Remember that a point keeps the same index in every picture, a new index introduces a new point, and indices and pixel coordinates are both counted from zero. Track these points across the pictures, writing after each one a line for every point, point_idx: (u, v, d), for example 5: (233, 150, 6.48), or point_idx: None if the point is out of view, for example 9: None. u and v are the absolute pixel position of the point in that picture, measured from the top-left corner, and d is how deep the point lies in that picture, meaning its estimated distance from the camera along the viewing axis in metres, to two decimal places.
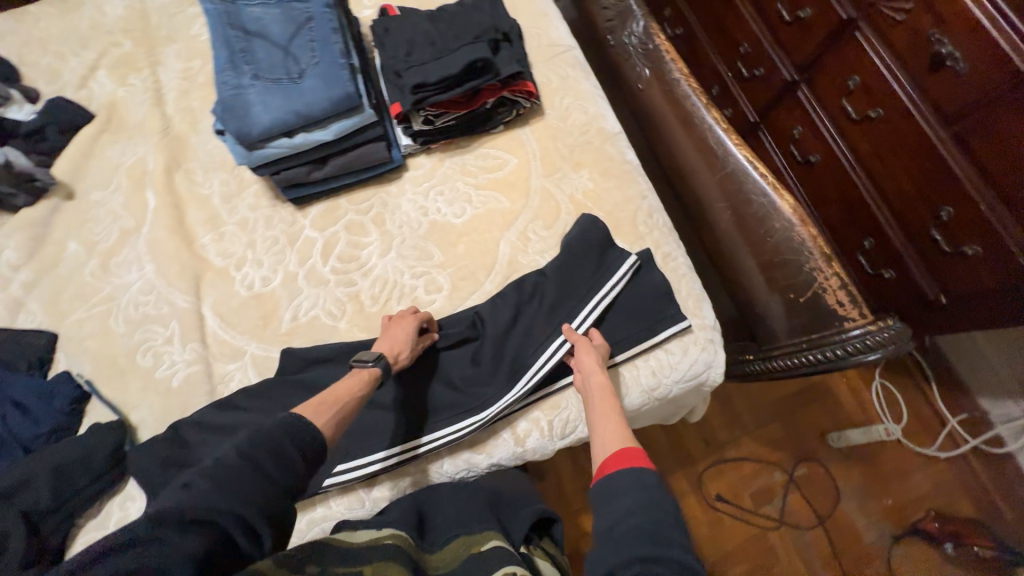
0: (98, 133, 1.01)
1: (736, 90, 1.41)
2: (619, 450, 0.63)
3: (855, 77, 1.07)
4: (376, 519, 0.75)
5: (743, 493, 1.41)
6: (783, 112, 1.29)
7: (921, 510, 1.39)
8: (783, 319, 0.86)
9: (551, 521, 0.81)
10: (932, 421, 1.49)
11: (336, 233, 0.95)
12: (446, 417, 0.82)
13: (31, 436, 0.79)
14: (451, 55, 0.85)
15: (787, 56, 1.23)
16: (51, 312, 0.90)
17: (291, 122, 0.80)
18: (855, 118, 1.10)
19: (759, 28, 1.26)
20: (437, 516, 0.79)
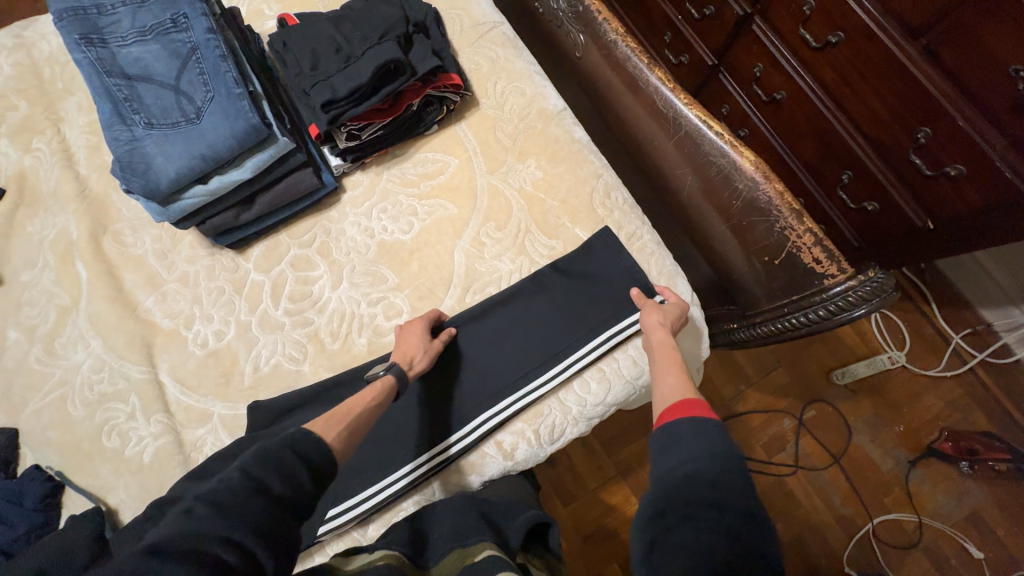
0: (12, 208, 0.94)
1: (689, 33, 1.31)
2: (680, 402, 0.60)
3: (810, 0, 0.98)
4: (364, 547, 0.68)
5: (755, 444, 1.40)
6: (740, 50, 1.19)
7: (935, 431, 1.38)
8: (760, 283, 0.81)
9: (549, 526, 0.72)
10: (936, 340, 1.45)
11: (282, 273, 0.89)
12: (426, 444, 0.78)
13: (8, 541, 0.77)
14: (359, 60, 0.77)
15: None
16: (6, 408, 0.86)
17: (200, 168, 0.73)
18: (815, 46, 1.01)
19: None
20: (430, 534, 0.71)
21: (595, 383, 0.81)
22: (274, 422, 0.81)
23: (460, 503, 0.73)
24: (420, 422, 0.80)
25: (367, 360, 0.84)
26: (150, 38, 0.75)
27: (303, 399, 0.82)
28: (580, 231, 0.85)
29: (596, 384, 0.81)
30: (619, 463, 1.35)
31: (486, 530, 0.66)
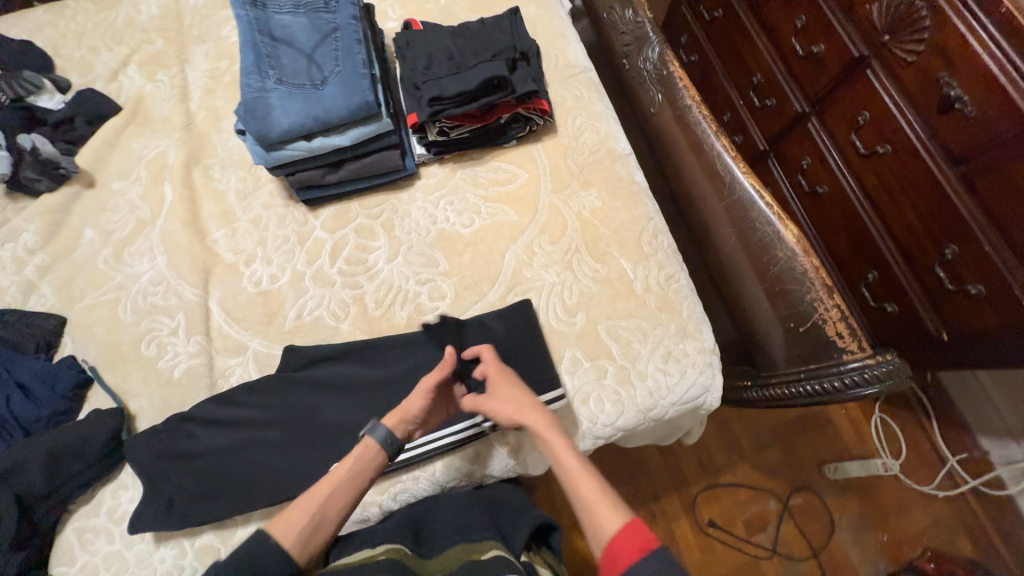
0: (123, 125, 1.03)
1: (747, 117, 1.43)
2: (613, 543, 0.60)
3: (865, 113, 1.09)
4: (365, 538, 0.73)
5: (736, 519, 1.40)
6: (792, 142, 1.31)
7: (917, 547, 1.37)
8: (782, 347, 0.87)
9: (552, 529, 0.77)
10: (932, 458, 1.46)
11: (345, 236, 0.96)
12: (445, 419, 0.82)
13: (31, 419, 0.81)
14: (470, 70, 0.88)
15: (798, 87, 1.25)
16: (63, 297, 0.92)
17: (309, 127, 0.82)
18: (863, 153, 1.11)
19: (773, 60, 1.29)
20: (431, 525, 0.76)
21: (610, 404, 0.84)
22: (307, 368, 0.86)
23: (465, 501, 0.79)
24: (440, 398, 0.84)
25: (403, 333, 0.89)
26: (301, 12, 0.87)
27: (335, 354, 0.87)
28: (624, 262, 0.91)
29: (610, 405, 0.84)
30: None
31: (489, 528, 0.72)
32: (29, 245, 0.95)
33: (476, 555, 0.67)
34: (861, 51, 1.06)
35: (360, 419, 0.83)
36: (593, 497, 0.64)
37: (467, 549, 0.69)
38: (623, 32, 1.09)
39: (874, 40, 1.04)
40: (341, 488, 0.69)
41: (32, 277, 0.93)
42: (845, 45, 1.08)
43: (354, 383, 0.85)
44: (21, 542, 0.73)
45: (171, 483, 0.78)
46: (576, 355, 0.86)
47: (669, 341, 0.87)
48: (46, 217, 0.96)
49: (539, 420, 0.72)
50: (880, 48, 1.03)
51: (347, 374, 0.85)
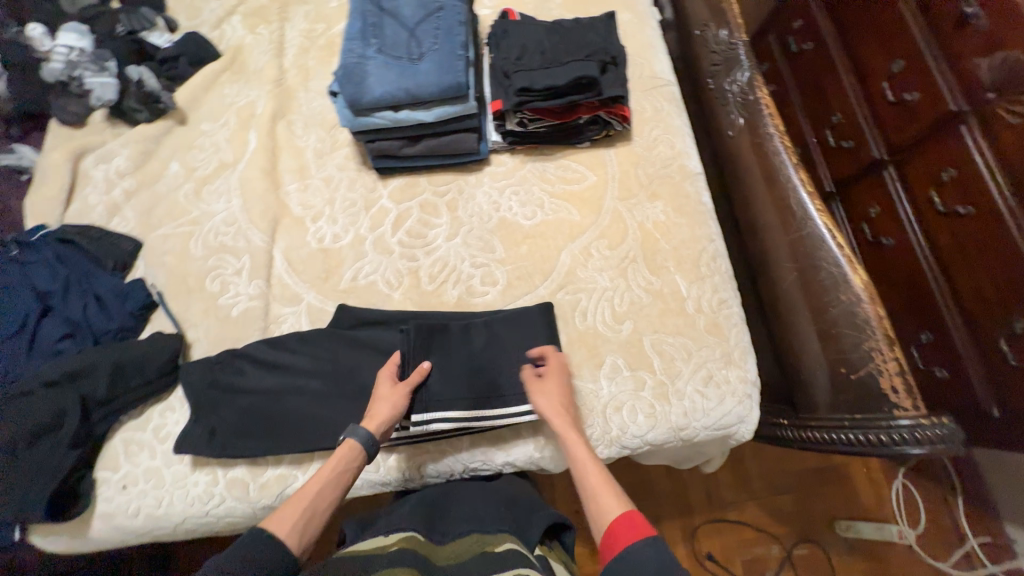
0: (220, 71, 1.09)
1: (818, 157, 1.41)
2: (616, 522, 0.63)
3: (951, 170, 1.05)
4: (378, 528, 0.74)
5: (735, 558, 1.38)
6: (864, 188, 1.27)
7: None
8: (826, 391, 0.85)
9: (564, 529, 0.80)
10: (950, 534, 1.40)
11: (409, 209, 0.99)
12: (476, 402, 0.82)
13: (102, 330, 0.85)
14: (562, 66, 0.89)
15: (880, 133, 1.22)
16: (142, 222, 0.98)
17: (399, 98, 0.85)
18: (941, 211, 1.07)
19: (858, 103, 1.26)
20: (447, 516, 0.77)
21: (643, 416, 0.84)
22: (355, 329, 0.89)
23: (486, 492, 0.83)
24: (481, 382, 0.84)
25: (452, 311, 0.91)
26: None
27: (384, 320, 0.89)
28: (680, 279, 0.91)
29: (643, 418, 0.84)
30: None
31: (507, 523, 0.74)
32: (120, 169, 1.01)
33: (491, 547, 0.67)
34: (959, 106, 1.02)
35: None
36: (594, 485, 0.68)
37: (480, 542, 0.70)
38: (713, 51, 1.08)
39: (976, 97, 0.99)
40: (328, 484, 0.70)
41: (118, 199, 0.99)
42: (942, 97, 1.05)
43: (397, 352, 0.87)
44: (77, 441, 0.78)
45: (216, 413, 0.83)
46: (617, 362, 0.86)
47: (713, 365, 0.86)
48: (139, 146, 1.02)
49: (553, 418, 0.75)
50: (982, 106, 0.98)
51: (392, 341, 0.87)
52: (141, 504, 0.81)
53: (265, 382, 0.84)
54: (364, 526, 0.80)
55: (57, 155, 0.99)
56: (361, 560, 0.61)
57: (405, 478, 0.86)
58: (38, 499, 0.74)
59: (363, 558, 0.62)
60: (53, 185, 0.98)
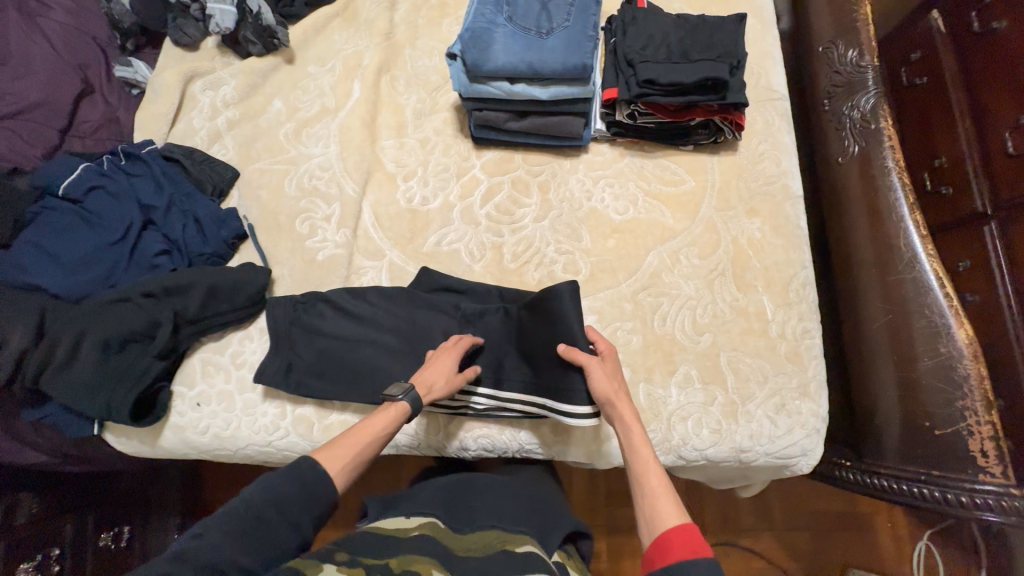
0: (333, 16, 1.09)
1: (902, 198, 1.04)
2: (677, 528, 0.59)
3: None
4: (404, 508, 0.76)
5: None
6: (945, 241, 0.94)
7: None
8: (897, 440, 0.85)
9: (581, 536, 0.83)
10: None
11: (500, 183, 0.98)
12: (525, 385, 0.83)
13: (196, 252, 0.88)
14: (691, 63, 0.86)
15: (987, 169, 0.89)
16: (242, 153, 0.99)
17: (521, 71, 0.83)
18: None
19: (963, 124, 0.93)
20: (469, 507, 0.77)
21: (708, 431, 0.83)
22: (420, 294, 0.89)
23: (509, 488, 0.84)
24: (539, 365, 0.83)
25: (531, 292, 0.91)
26: None
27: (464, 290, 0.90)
28: (767, 300, 0.89)
29: (708, 433, 0.83)
30: (613, 518, 1.33)
31: (528, 526, 0.74)
32: (227, 98, 1.03)
33: (509, 547, 0.66)
34: None
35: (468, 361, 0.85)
36: (657, 491, 0.63)
37: (498, 539, 0.68)
38: (837, 71, 1.02)
39: None
40: (377, 440, 0.68)
41: (221, 127, 1.01)
42: None
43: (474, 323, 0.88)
44: (165, 354, 0.81)
45: (295, 350, 0.85)
46: (690, 372, 0.85)
47: (787, 394, 0.85)
48: (247, 78, 1.03)
49: (623, 406, 0.71)
50: None
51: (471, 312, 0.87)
52: (210, 424, 0.85)
53: (344, 330, 0.86)
54: (388, 506, 0.80)
55: (170, 75, 1.01)
56: (381, 543, 0.62)
57: (462, 447, 0.87)
58: (125, 402, 0.77)
59: (385, 541, 0.63)
60: (163, 104, 1.00)
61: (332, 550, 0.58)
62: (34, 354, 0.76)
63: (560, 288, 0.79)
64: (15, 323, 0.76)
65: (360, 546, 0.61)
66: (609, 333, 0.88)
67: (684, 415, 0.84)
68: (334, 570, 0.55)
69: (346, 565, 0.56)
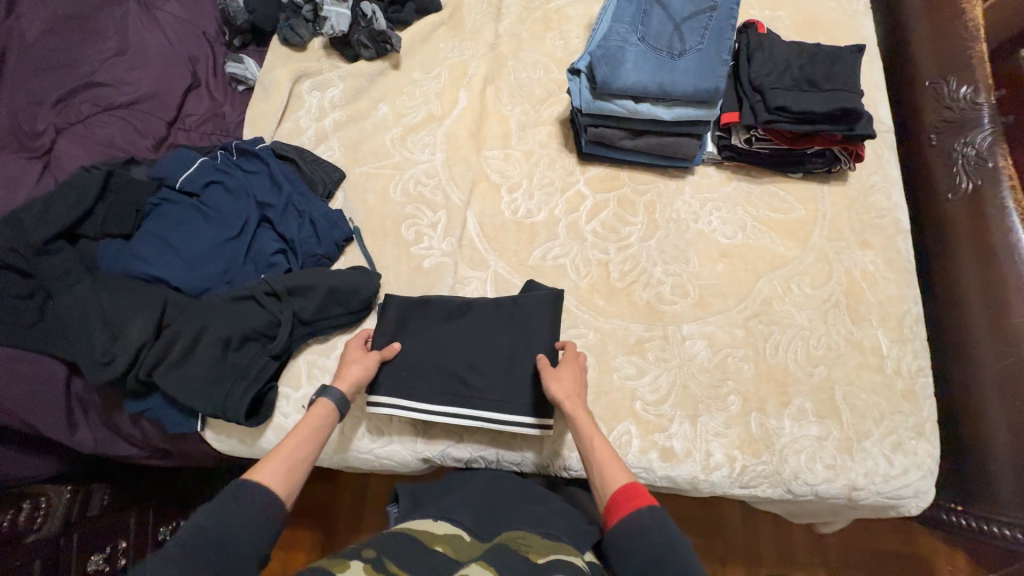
0: (439, 25, 1.09)
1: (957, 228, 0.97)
2: (619, 489, 0.64)
3: None
4: (428, 510, 0.70)
5: None
6: None
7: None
8: (1013, 487, 0.83)
9: None
10: None
11: (606, 200, 0.97)
12: None
13: (308, 253, 0.88)
14: (822, 93, 0.85)
15: None
16: (348, 155, 0.99)
17: (650, 91, 0.84)
18: None
19: None
20: (498, 514, 0.71)
21: (822, 466, 0.81)
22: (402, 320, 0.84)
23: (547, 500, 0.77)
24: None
25: (639, 313, 0.90)
26: None
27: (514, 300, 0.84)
28: (881, 334, 0.87)
29: (822, 468, 0.81)
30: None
31: (560, 534, 0.67)
32: (334, 101, 1.03)
33: (531, 555, 0.59)
34: None
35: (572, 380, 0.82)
36: (597, 455, 0.67)
37: (519, 542, 0.62)
38: (948, 107, 1.02)
39: None
40: (309, 439, 0.66)
41: (328, 128, 1.01)
42: None
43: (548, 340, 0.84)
44: (278, 354, 0.81)
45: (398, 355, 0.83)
46: (804, 406, 0.83)
47: (904, 432, 0.83)
48: (355, 82, 1.04)
49: (566, 392, 0.73)
50: None
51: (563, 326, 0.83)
52: None
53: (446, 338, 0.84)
54: (417, 502, 0.76)
55: (281, 74, 1.02)
56: (400, 548, 0.57)
57: (565, 466, 0.85)
58: (241, 400, 0.77)
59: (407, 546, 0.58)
60: (273, 103, 1.01)
61: (359, 547, 0.55)
62: (153, 347, 0.75)
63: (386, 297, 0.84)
64: (140, 315, 0.76)
65: (383, 549, 0.56)
66: (720, 359, 0.86)
67: (797, 448, 0.82)
68: (360, 569, 0.52)
69: (371, 565, 0.53)
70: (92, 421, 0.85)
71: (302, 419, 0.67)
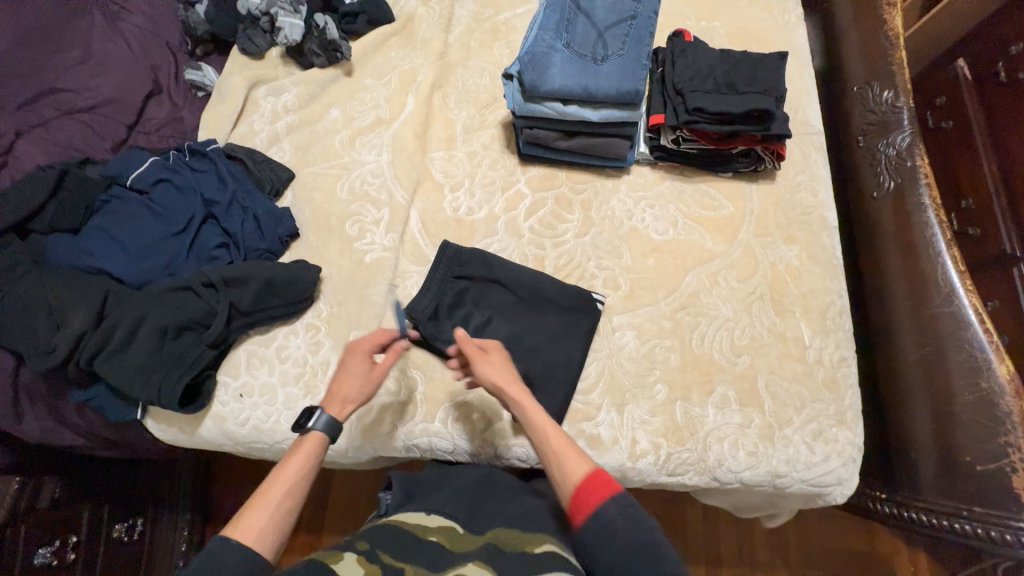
0: (391, 34, 1.15)
1: (883, 224, 1.00)
2: (585, 480, 0.63)
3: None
4: (425, 500, 0.72)
5: None
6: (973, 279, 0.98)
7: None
8: (931, 475, 0.85)
9: None
10: None
11: (544, 199, 1.01)
12: (533, 404, 0.83)
13: (251, 246, 0.91)
14: (740, 95, 0.90)
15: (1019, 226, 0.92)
16: (298, 156, 1.03)
17: (575, 93, 0.89)
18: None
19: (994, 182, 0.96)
20: (491, 509, 0.72)
21: (744, 453, 0.83)
22: (468, 251, 0.90)
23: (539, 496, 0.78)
24: (556, 378, 0.85)
25: None
26: None
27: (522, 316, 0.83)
28: (805, 326, 0.90)
29: (744, 456, 0.83)
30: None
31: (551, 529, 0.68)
32: (287, 105, 1.08)
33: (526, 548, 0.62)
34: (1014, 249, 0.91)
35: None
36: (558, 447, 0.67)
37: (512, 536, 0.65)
38: (872, 110, 1.06)
39: None
40: (300, 482, 0.63)
41: (280, 131, 1.06)
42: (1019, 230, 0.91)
43: (486, 327, 0.87)
44: (216, 343, 0.84)
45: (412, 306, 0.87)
46: (727, 394, 0.86)
47: (824, 420, 0.85)
48: (308, 87, 1.09)
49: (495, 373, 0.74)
50: None
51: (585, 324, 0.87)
52: (251, 416, 0.85)
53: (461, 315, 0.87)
54: (411, 494, 0.76)
55: (237, 80, 1.07)
56: (403, 545, 0.60)
57: (496, 454, 0.85)
58: (176, 387, 0.79)
59: (406, 542, 0.61)
60: (228, 107, 1.06)
61: (354, 540, 0.59)
62: (93, 335, 0.79)
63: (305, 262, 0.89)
64: (81, 304, 0.79)
65: (380, 543, 0.59)
66: (648, 349, 0.89)
67: (720, 436, 0.84)
68: (353, 561, 0.55)
69: (365, 554, 0.56)
70: (37, 410, 0.88)
71: (287, 460, 0.64)
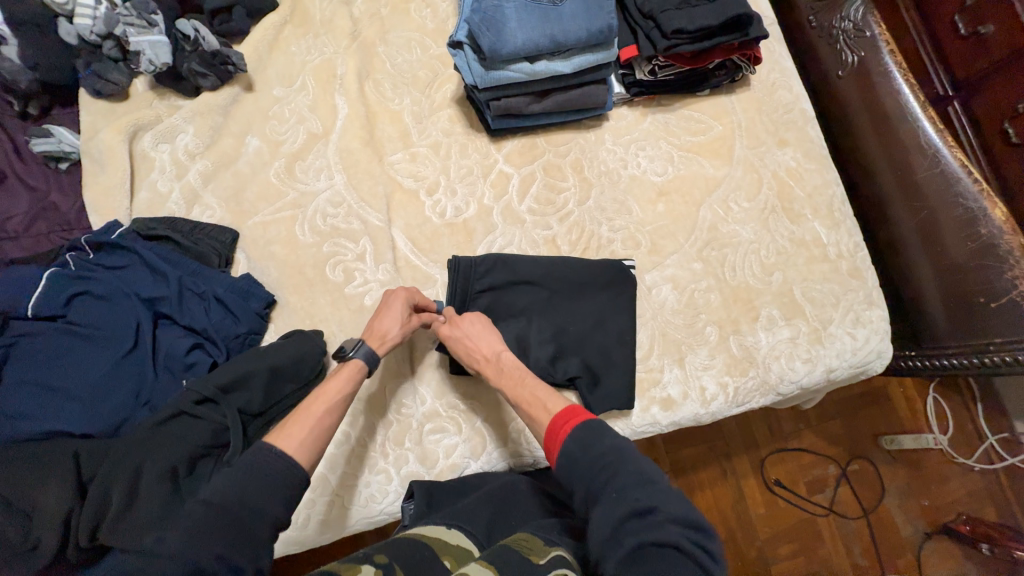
0: (282, 25, 0.93)
1: (852, 99, 1.01)
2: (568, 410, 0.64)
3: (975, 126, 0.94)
4: (443, 514, 0.64)
5: (798, 480, 1.30)
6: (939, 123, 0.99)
7: (952, 515, 1.29)
8: (947, 322, 0.93)
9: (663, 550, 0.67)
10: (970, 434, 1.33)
11: (532, 172, 0.90)
12: (605, 394, 0.79)
13: (229, 335, 0.76)
14: (711, 3, 0.82)
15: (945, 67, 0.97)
16: (233, 209, 0.84)
17: (543, 46, 0.78)
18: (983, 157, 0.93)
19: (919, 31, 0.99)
20: (512, 524, 0.65)
21: (800, 362, 0.86)
22: (482, 258, 0.81)
23: None
24: (617, 359, 0.81)
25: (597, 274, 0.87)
26: None
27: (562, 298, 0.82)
28: (819, 224, 0.92)
29: (802, 364, 0.86)
30: (676, 462, 1.26)
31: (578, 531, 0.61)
32: (189, 149, 0.86)
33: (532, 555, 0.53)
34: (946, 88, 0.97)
35: (560, 367, 0.79)
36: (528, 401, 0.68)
37: (524, 538, 0.56)
38: None
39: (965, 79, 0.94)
40: (338, 408, 0.66)
41: (195, 184, 0.84)
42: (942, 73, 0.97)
43: (529, 332, 0.80)
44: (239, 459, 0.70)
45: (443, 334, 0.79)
46: (772, 313, 0.87)
47: (858, 306, 0.89)
48: (207, 119, 0.87)
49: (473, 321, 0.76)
50: (970, 89, 0.94)
51: (628, 292, 0.83)
52: (311, 513, 0.75)
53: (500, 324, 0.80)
54: (432, 502, 0.70)
55: (109, 135, 0.83)
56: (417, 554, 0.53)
57: None
58: None
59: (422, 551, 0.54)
60: (113, 172, 0.82)
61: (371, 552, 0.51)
62: (83, 511, 0.61)
63: (308, 331, 0.78)
64: (47, 484, 0.61)
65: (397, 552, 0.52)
66: (688, 297, 0.87)
67: (774, 353, 0.86)
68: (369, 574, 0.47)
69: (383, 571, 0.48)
70: None
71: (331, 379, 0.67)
